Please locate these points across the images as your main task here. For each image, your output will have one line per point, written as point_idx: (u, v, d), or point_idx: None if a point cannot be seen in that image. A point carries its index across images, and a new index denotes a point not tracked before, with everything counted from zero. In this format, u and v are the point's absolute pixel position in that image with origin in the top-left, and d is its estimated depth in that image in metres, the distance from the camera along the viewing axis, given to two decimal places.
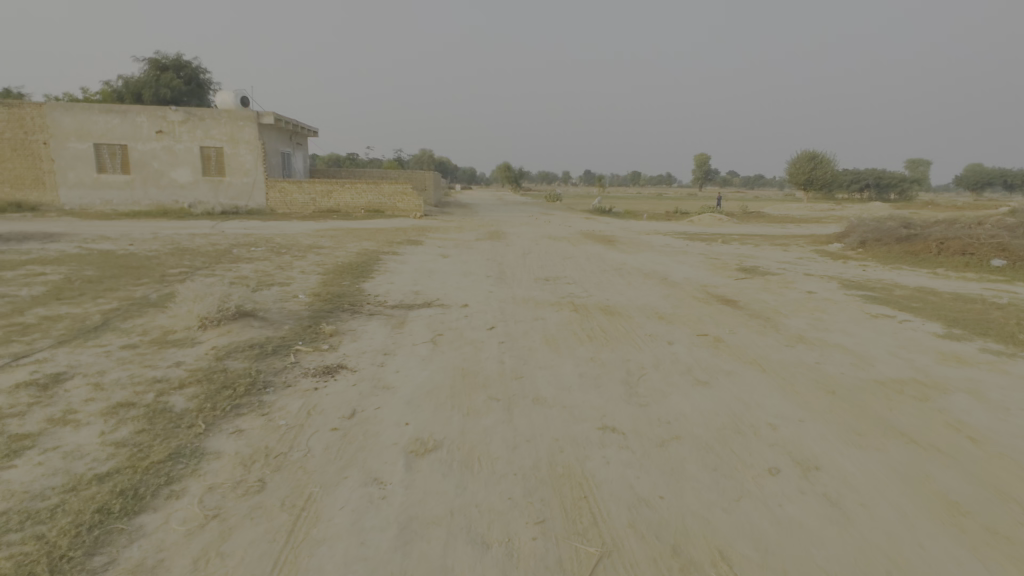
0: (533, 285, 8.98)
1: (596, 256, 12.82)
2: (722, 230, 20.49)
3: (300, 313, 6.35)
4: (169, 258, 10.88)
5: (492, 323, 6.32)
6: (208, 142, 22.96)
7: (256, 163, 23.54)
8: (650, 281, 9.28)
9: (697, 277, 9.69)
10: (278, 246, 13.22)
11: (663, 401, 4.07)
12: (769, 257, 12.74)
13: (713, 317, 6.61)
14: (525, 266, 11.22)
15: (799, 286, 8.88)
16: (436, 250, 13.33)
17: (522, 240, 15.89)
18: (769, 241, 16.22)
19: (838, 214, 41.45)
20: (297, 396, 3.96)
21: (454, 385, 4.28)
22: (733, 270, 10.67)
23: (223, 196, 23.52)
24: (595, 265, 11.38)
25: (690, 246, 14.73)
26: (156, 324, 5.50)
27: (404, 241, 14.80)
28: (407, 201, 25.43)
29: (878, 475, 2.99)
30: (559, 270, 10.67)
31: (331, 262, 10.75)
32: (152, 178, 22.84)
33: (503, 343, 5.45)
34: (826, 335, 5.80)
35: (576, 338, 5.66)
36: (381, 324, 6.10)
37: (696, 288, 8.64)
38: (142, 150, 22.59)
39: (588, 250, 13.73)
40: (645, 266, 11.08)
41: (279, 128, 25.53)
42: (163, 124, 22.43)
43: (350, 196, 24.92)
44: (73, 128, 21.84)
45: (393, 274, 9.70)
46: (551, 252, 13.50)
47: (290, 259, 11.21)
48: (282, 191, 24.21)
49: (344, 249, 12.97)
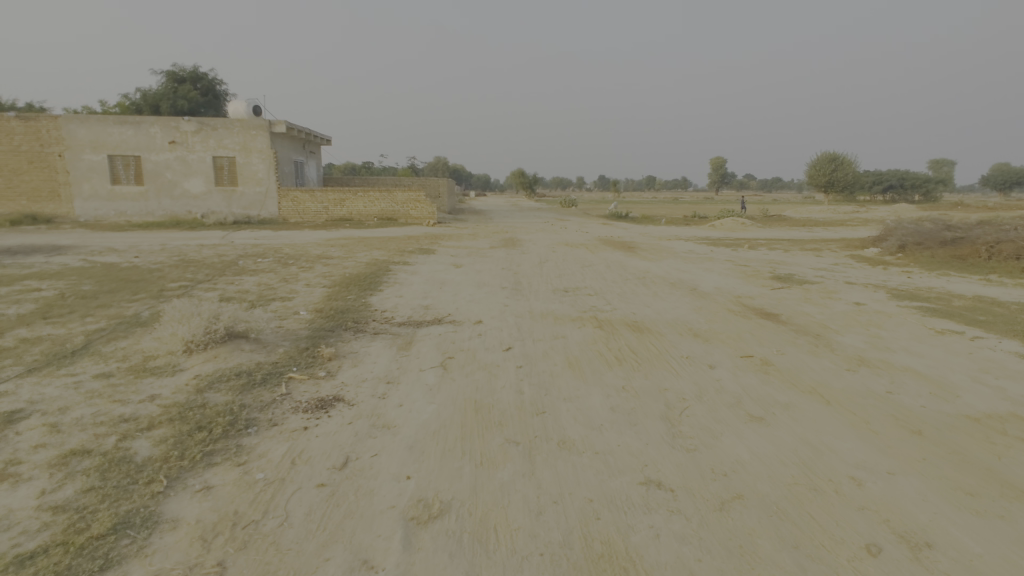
0: (552, 297, 8.35)
1: (616, 264, 12.17)
2: (747, 234, 19.65)
3: (298, 332, 5.81)
4: (173, 270, 10.50)
5: (508, 342, 5.70)
6: (220, 151, 22.83)
7: (269, 172, 23.34)
8: (678, 291, 8.59)
9: (729, 287, 8.95)
10: (286, 257, 12.80)
11: (713, 444, 3.40)
12: (802, 263, 11.94)
13: (755, 334, 5.91)
14: (543, 276, 10.60)
15: (843, 295, 8.12)
16: (448, 259, 12.78)
17: (539, 248, 15.29)
18: (799, 246, 15.39)
19: (863, 216, 40.15)
20: (281, 440, 3.38)
21: (466, 423, 3.66)
22: (767, 278, 9.91)
23: (236, 206, 23.35)
24: (616, 274, 10.71)
25: (716, 252, 13.99)
26: (136, 349, 4.98)
27: (416, 250, 14.29)
28: (421, 208, 25.01)
29: (1013, 560, 2.31)
30: (578, 280, 10.04)
31: (338, 274, 10.26)
32: (166, 188, 22.75)
33: (521, 367, 4.83)
34: (891, 356, 5.07)
35: (603, 360, 5.01)
36: (385, 346, 5.52)
37: (729, 299, 7.94)
38: (155, 161, 22.51)
39: (608, 257, 13.08)
40: (670, 275, 10.38)
41: (292, 136, 25.35)
42: (176, 134, 22.35)
43: (363, 204, 24.58)
44: (87, 139, 21.85)
45: (401, 286, 9.15)
46: (569, 260, 12.86)
47: (297, 270, 10.75)
48: (294, 200, 23.95)
49: (354, 259, 12.50)
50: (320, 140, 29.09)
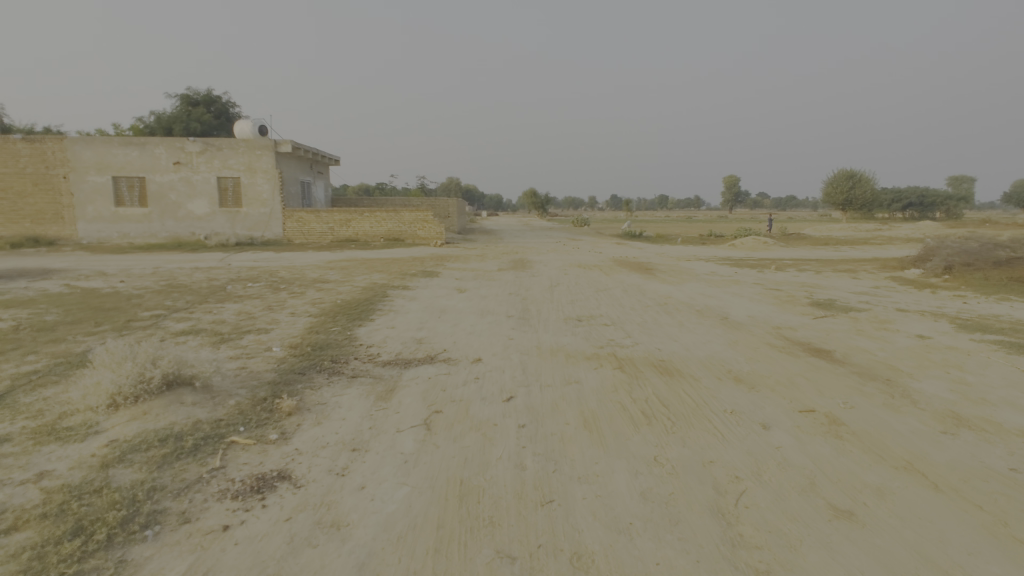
0: (564, 327, 7.37)
1: (635, 287, 11.19)
2: (771, 254, 18.59)
3: (260, 376, 4.89)
4: (154, 297, 9.74)
5: (510, 389, 4.71)
6: (225, 172, 22.43)
7: (274, 193, 22.85)
8: (707, 321, 7.56)
9: (765, 315, 7.88)
10: (280, 280, 12.03)
11: (794, 563, 2.38)
12: (840, 287, 10.86)
13: (810, 379, 4.86)
14: (553, 302, 9.65)
15: (901, 326, 7.03)
16: (452, 283, 11.89)
17: (550, 270, 14.35)
18: (830, 267, 14.27)
19: (885, 234, 38.82)
20: (183, 553, 2.42)
21: (444, 523, 2.67)
22: (805, 304, 8.85)
23: (240, 227, 22.85)
24: (634, 300, 9.72)
25: (741, 274, 12.95)
26: (55, 401, 4.09)
27: (419, 273, 13.45)
28: (428, 228, 24.31)
29: None
30: (593, 307, 9.06)
31: (330, 300, 9.39)
32: (170, 210, 22.36)
33: (524, 427, 3.85)
34: (994, 414, 3.99)
35: (626, 417, 4.01)
36: (361, 394, 4.57)
37: (768, 331, 6.89)
38: (160, 182, 22.15)
39: (624, 280, 12.10)
40: (695, 301, 9.36)
41: (299, 156, 24.96)
42: (181, 155, 22.01)
43: (369, 224, 23.94)
44: (92, 161, 21.60)
45: (396, 314, 8.25)
46: (582, 283, 11.89)
47: (287, 296, 9.93)
48: (299, 221, 23.40)
49: (351, 283, 11.67)
50: (328, 160, 28.74)
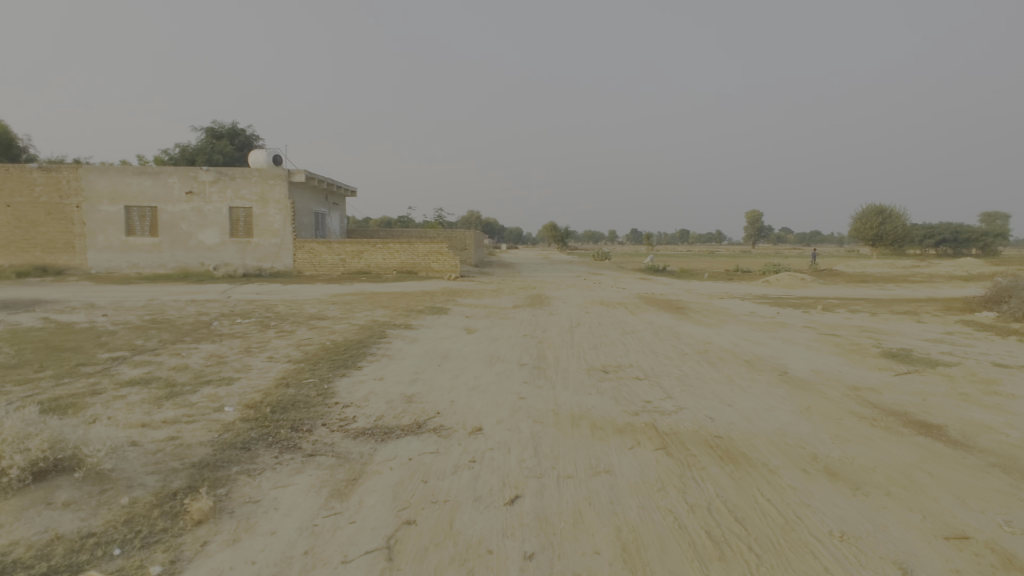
0: (587, 382, 6.08)
1: (667, 330, 9.88)
2: (811, 292, 17.08)
3: (185, 455, 3.70)
4: (128, 334, 8.75)
5: (516, 483, 3.44)
6: (237, 202, 22.01)
7: (285, 223, 22.29)
8: (764, 377, 6.19)
9: (833, 370, 6.49)
10: (274, 316, 11.02)
11: None
12: (907, 332, 9.37)
13: (937, 477, 3.48)
14: (574, 346, 8.35)
15: (1015, 389, 5.58)
16: (461, 321, 10.72)
17: (569, 307, 13.10)
18: (885, 308, 12.73)
19: (923, 271, 36.79)
20: None
21: None
22: (876, 354, 7.41)
23: (250, 257, 22.22)
24: (669, 345, 8.39)
25: (786, 315, 11.52)
26: None
27: (426, 309, 12.33)
28: (443, 261, 23.38)
29: None
30: (620, 354, 7.75)
31: (318, 341, 8.27)
32: (180, 240, 21.89)
33: (532, 562, 2.57)
34: None
35: (686, 546, 2.70)
36: (312, 487, 3.34)
37: (846, 393, 5.49)
38: (172, 212, 21.79)
39: (654, 321, 10.76)
40: (741, 348, 7.98)
41: (313, 187, 24.52)
42: (194, 184, 21.71)
43: (382, 256, 23.10)
44: (106, 190, 21.39)
45: (391, 361, 7.04)
46: (607, 324, 10.59)
47: (273, 335, 8.85)
48: (311, 252, 22.69)
49: (350, 320, 10.58)
50: (344, 191, 28.37)
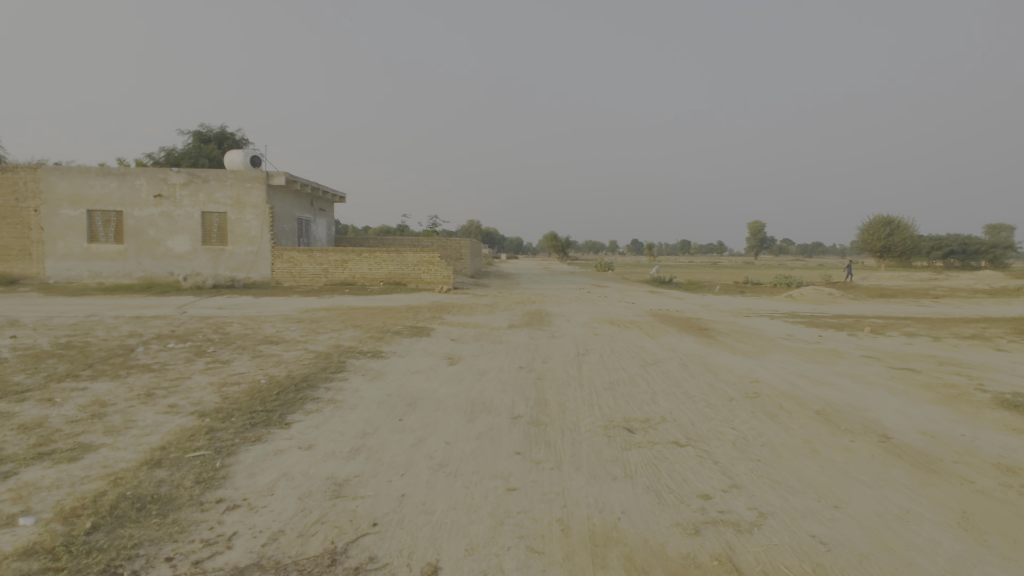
0: (608, 454, 4.21)
1: (698, 360, 8.00)
2: (844, 310, 15.19)
3: None
4: (15, 365, 6.89)
5: None
6: (210, 207, 20.25)
7: (263, 230, 20.50)
8: (861, 447, 4.32)
9: (952, 433, 4.61)
10: (219, 339, 9.15)
11: None
12: (997, 367, 7.52)
13: None
14: (584, 385, 6.47)
15: None
16: (443, 347, 8.84)
17: (574, 327, 11.22)
18: (943, 330, 10.90)
19: (935, 285, 35.20)
20: None
21: None
22: (990, 403, 5.56)
23: (224, 267, 20.39)
24: (705, 385, 6.52)
25: (834, 341, 9.67)
26: None
27: (405, 329, 10.46)
28: (434, 271, 21.52)
29: None
30: (646, 399, 5.87)
31: (252, 377, 6.38)
32: (147, 247, 20.08)
33: None
34: None
35: None
36: None
37: (1005, 483, 3.61)
38: (139, 217, 20.01)
39: (679, 347, 8.90)
40: (804, 391, 6.11)
41: (295, 191, 22.77)
42: (163, 187, 19.98)
43: (368, 266, 21.24)
44: (67, 193, 19.62)
45: (339, 412, 5.17)
46: (621, 350, 8.72)
47: (201, 367, 6.97)
48: (290, 261, 20.84)
49: (308, 345, 8.69)
50: (331, 197, 26.65)
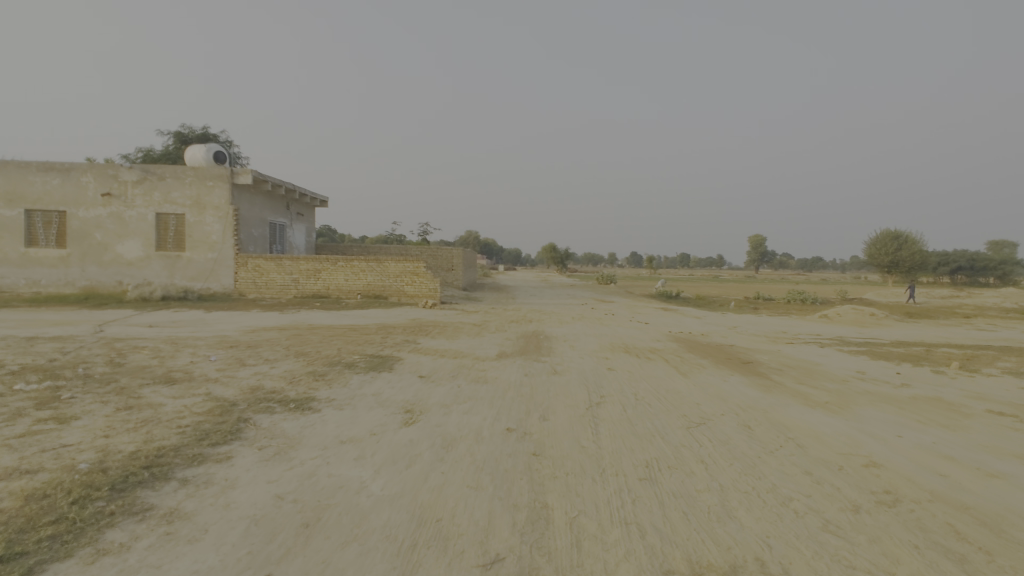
0: None
1: (763, 418, 5.61)
2: (897, 335, 12.82)
3: None
4: None
5: None
6: (166, 207, 17.91)
7: (225, 234, 18.15)
8: None
9: None
10: (100, 375, 6.71)
11: None
12: None
13: None
14: (609, 473, 4.06)
15: None
16: (405, 390, 6.45)
17: (579, 358, 8.81)
18: None
19: (954, 302, 33.02)
20: None
21: None
22: None
23: (180, 276, 18.02)
24: (798, 473, 4.13)
25: (927, 385, 7.30)
26: None
27: (361, 360, 8.04)
28: (419, 284, 19.12)
29: None
30: (716, 514, 3.48)
31: (69, 455, 3.94)
32: (93, 253, 17.67)
33: None
34: None
35: None
36: None
37: None
38: (84, 218, 17.61)
39: (726, 394, 6.53)
40: (971, 492, 3.73)
41: (267, 192, 20.45)
42: (113, 185, 17.64)
43: (344, 276, 18.84)
44: (3, 190, 17.23)
45: (158, 556, 2.75)
46: (650, 399, 6.30)
47: (12, 431, 4.51)
48: (256, 270, 18.43)
49: (214, 388, 6.23)
50: (311, 199, 24.37)
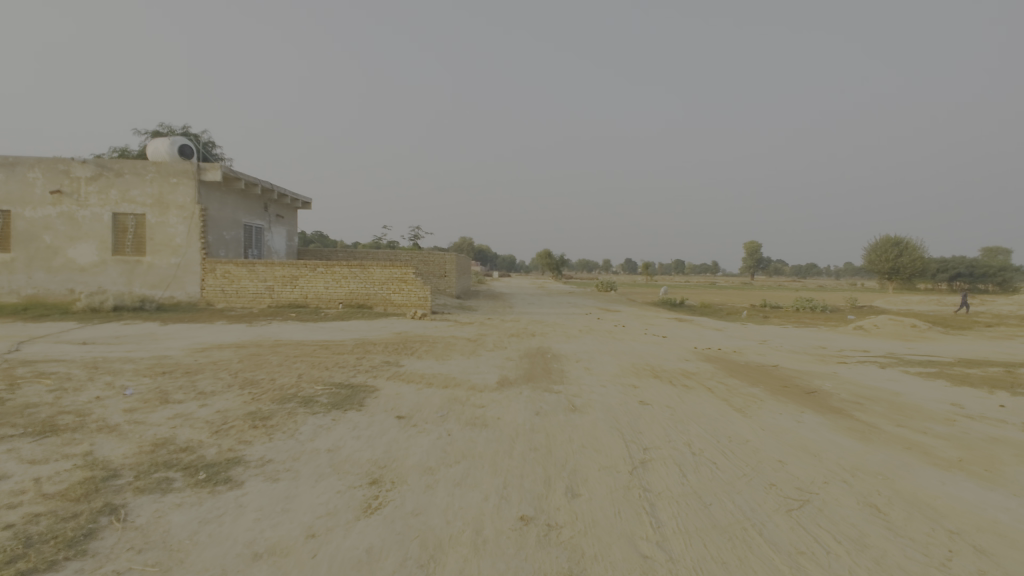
0: None
1: (891, 492, 3.84)
2: (955, 350, 11.15)
3: None
4: None
5: None
6: (125, 207, 16.07)
7: (191, 237, 16.30)
8: None
9: None
10: None
11: None
12: None
13: None
14: None
15: None
16: (375, 443, 4.65)
17: (602, 386, 7.05)
18: None
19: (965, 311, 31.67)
20: None
21: None
22: None
23: (139, 283, 16.14)
24: None
25: None
26: None
27: (324, 392, 6.24)
28: (408, 291, 17.32)
29: None
30: None
31: None
32: (41, 258, 15.74)
33: None
34: None
35: None
36: None
37: None
38: (30, 218, 15.68)
39: (816, 445, 4.77)
40: None
41: (240, 191, 18.61)
42: (64, 181, 15.76)
43: (325, 284, 17.00)
44: None
45: None
46: (716, 456, 4.52)
47: None
48: (226, 277, 16.56)
49: (101, 443, 4.40)
50: (292, 200, 22.54)
